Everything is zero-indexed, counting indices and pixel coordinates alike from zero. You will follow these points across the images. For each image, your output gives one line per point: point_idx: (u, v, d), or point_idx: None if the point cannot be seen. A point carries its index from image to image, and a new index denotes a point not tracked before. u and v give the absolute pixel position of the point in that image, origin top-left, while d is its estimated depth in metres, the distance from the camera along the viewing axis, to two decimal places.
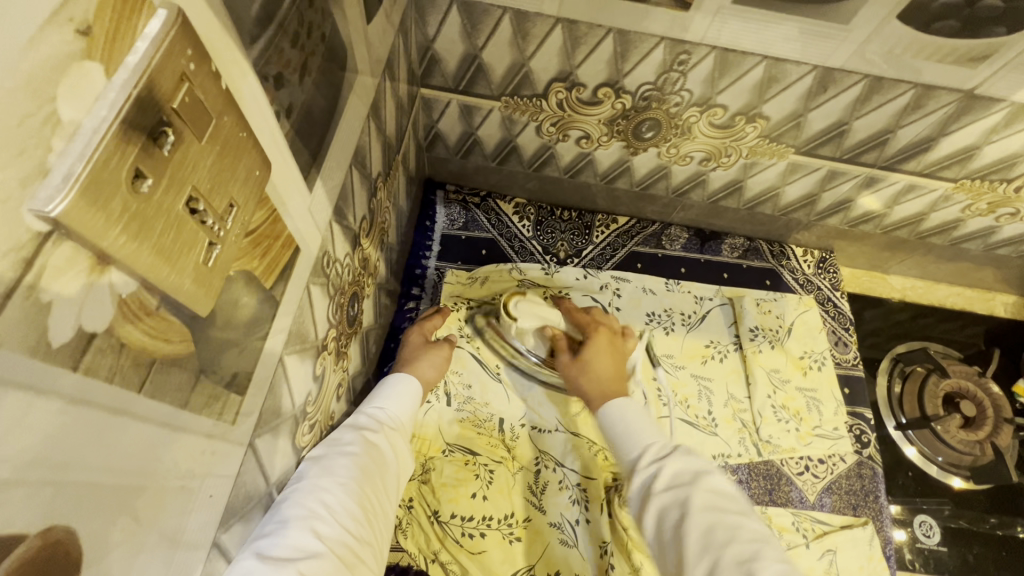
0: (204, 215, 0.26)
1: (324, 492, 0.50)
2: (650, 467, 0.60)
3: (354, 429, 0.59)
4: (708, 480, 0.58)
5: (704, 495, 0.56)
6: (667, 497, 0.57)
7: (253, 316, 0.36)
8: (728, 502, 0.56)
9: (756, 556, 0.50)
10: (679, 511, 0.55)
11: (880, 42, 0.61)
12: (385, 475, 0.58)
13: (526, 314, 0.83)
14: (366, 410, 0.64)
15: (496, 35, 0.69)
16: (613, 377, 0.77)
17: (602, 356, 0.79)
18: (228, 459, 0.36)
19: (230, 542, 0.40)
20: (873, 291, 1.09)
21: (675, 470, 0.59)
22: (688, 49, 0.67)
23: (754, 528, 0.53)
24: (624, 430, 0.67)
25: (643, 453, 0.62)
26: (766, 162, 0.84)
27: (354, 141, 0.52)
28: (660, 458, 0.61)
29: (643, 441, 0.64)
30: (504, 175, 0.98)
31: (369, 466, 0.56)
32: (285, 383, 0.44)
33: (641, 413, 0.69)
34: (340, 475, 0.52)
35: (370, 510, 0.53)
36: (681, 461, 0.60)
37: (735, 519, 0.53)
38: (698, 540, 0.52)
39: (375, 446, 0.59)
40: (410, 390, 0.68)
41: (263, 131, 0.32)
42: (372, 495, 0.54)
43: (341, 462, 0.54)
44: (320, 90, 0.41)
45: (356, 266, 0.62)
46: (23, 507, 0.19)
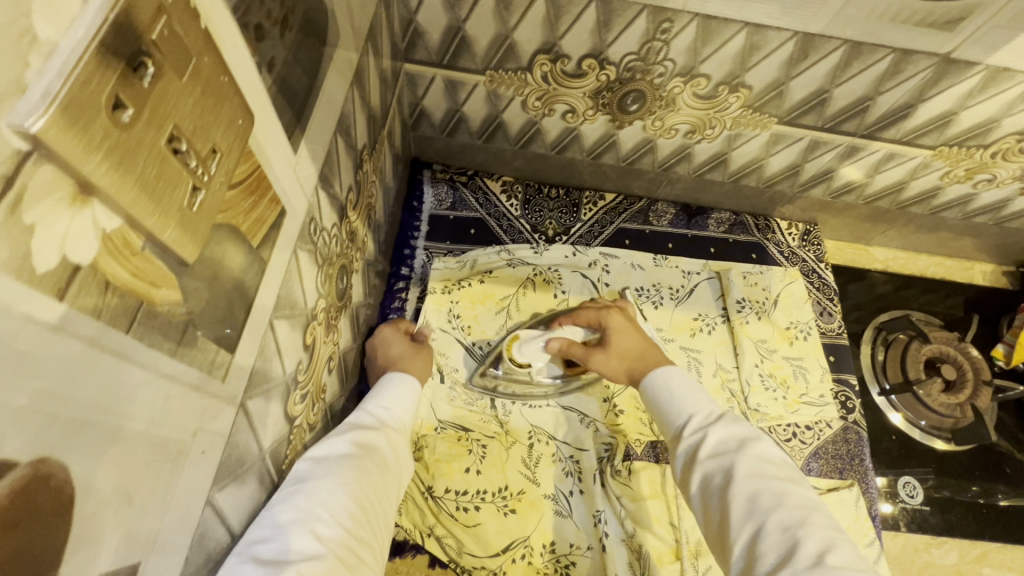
0: (187, 156, 0.26)
1: (324, 494, 0.50)
2: (694, 435, 0.59)
3: (354, 428, 0.59)
4: (754, 446, 0.56)
5: (749, 462, 0.54)
6: (712, 463, 0.56)
7: (240, 273, 0.36)
8: (777, 470, 0.54)
9: (803, 523, 0.48)
10: (724, 478, 0.54)
11: (858, 5, 0.62)
12: (386, 475, 0.58)
13: (533, 354, 0.82)
14: (367, 408, 0.64)
15: (479, 6, 0.68)
16: (645, 349, 0.75)
17: (625, 334, 0.77)
18: (220, 417, 0.36)
19: (226, 503, 0.40)
20: (856, 262, 1.11)
21: (719, 439, 0.57)
22: (670, 17, 0.67)
23: (803, 494, 0.52)
24: (667, 396, 0.65)
25: (688, 420, 0.61)
26: (750, 133, 0.85)
27: (338, 107, 0.52)
28: (705, 426, 0.59)
29: (688, 407, 0.63)
30: (490, 153, 0.98)
31: (369, 466, 0.56)
32: (275, 348, 0.44)
33: (685, 380, 0.66)
34: (340, 476, 0.52)
35: (371, 511, 0.54)
36: (725, 428, 0.58)
37: (782, 487, 0.52)
38: (744, 504, 0.51)
39: (377, 447, 0.59)
40: (409, 386, 0.69)
41: (245, 79, 0.31)
42: (374, 496, 0.55)
43: (340, 462, 0.54)
44: (303, 48, 0.41)
45: (344, 238, 0.61)
46: (13, 434, 0.20)
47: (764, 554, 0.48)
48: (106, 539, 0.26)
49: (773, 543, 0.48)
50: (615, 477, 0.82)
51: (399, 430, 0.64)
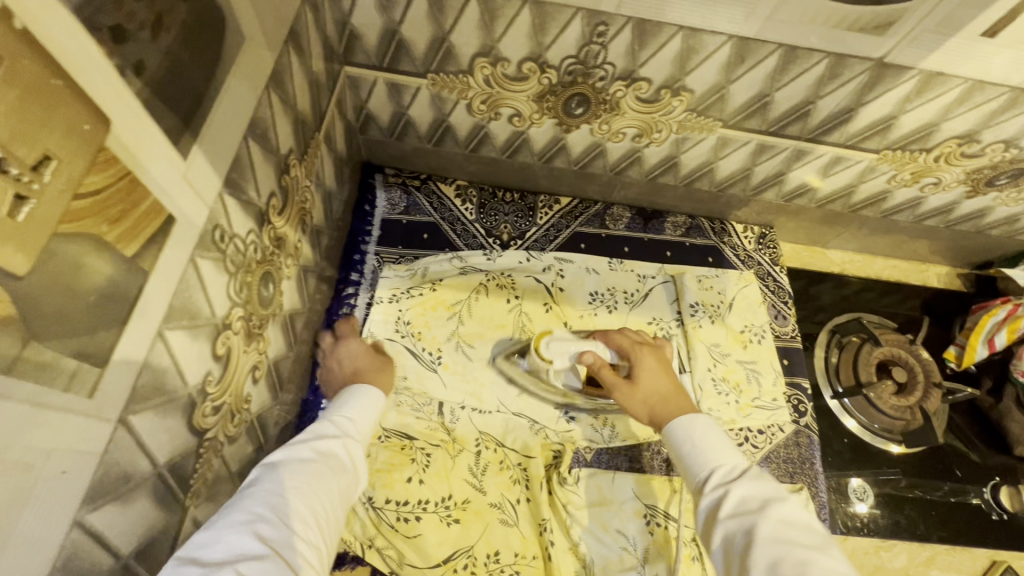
0: (7, 164, 0.25)
1: (273, 501, 0.49)
2: (715, 490, 0.57)
3: (314, 434, 0.59)
4: (778, 508, 0.53)
5: (770, 523, 0.52)
6: (733, 523, 0.54)
7: (109, 284, 0.34)
8: (803, 535, 0.51)
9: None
10: (744, 539, 0.52)
11: (789, 9, 0.62)
12: (345, 481, 0.57)
13: (559, 352, 0.81)
14: (330, 414, 0.64)
15: (412, 8, 0.67)
16: (673, 394, 0.71)
17: (655, 376, 0.74)
18: (88, 435, 0.35)
19: (103, 524, 0.38)
20: (813, 265, 1.12)
21: (740, 497, 0.55)
22: (605, 20, 0.66)
23: (826, 563, 0.48)
24: (688, 448, 0.63)
25: (710, 473, 0.59)
26: (697, 136, 0.85)
27: (249, 111, 0.50)
28: (726, 482, 0.58)
29: (710, 459, 0.61)
30: (442, 156, 0.96)
31: (324, 470, 0.55)
32: (169, 361, 0.43)
33: (710, 430, 0.64)
34: (293, 482, 0.52)
35: (326, 517, 0.53)
36: (750, 486, 0.56)
37: (806, 554, 0.48)
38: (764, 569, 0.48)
39: (333, 452, 0.58)
40: (373, 395, 0.68)
41: (95, 83, 0.30)
42: (331, 503, 0.54)
43: (295, 468, 0.53)
44: (190, 48, 0.39)
45: (267, 245, 0.60)
46: None
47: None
48: None
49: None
50: (561, 485, 0.81)
51: (363, 437, 0.63)
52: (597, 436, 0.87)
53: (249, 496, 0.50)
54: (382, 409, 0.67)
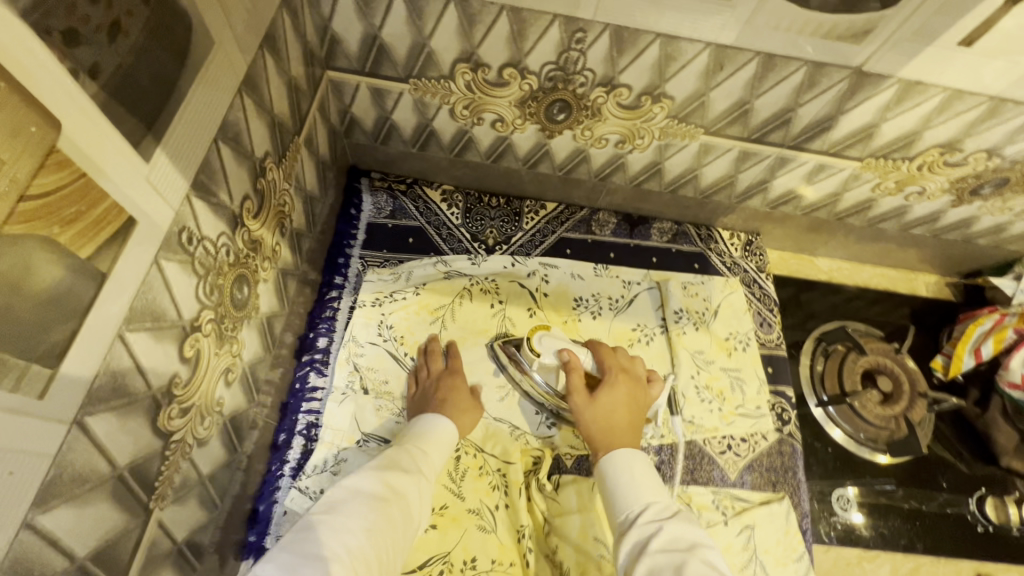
0: None
1: (356, 532, 0.56)
2: (646, 527, 0.61)
3: (388, 472, 0.64)
4: (702, 550, 0.58)
5: (695, 562, 0.56)
6: (661, 557, 0.57)
7: (62, 285, 0.34)
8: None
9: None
10: (669, 572, 0.55)
11: (764, 16, 0.62)
12: (409, 518, 0.63)
13: (550, 348, 0.82)
14: (406, 450, 0.69)
15: (392, 13, 0.68)
16: (622, 430, 0.75)
17: (617, 404, 0.78)
18: (39, 436, 0.35)
19: (57, 525, 0.38)
20: (801, 273, 1.11)
21: (671, 535, 0.59)
22: (582, 27, 0.67)
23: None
24: (622, 482, 0.68)
25: (642, 511, 0.64)
26: (680, 143, 0.85)
27: (220, 114, 0.50)
28: (657, 521, 0.62)
29: (644, 497, 0.65)
30: (427, 161, 0.97)
31: (394, 513, 0.60)
32: (130, 363, 0.43)
33: (645, 470, 0.69)
34: (372, 516, 0.58)
35: (395, 553, 0.59)
36: (678, 527, 0.61)
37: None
38: None
39: (405, 494, 0.63)
40: (444, 432, 0.74)
41: (43, 84, 0.30)
42: (400, 540, 0.60)
43: (368, 507, 0.59)
44: (152, 51, 0.39)
45: (241, 248, 0.60)
46: None
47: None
48: None
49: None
50: (540, 491, 0.82)
51: (433, 473, 0.70)
52: (580, 441, 0.87)
53: (326, 526, 0.56)
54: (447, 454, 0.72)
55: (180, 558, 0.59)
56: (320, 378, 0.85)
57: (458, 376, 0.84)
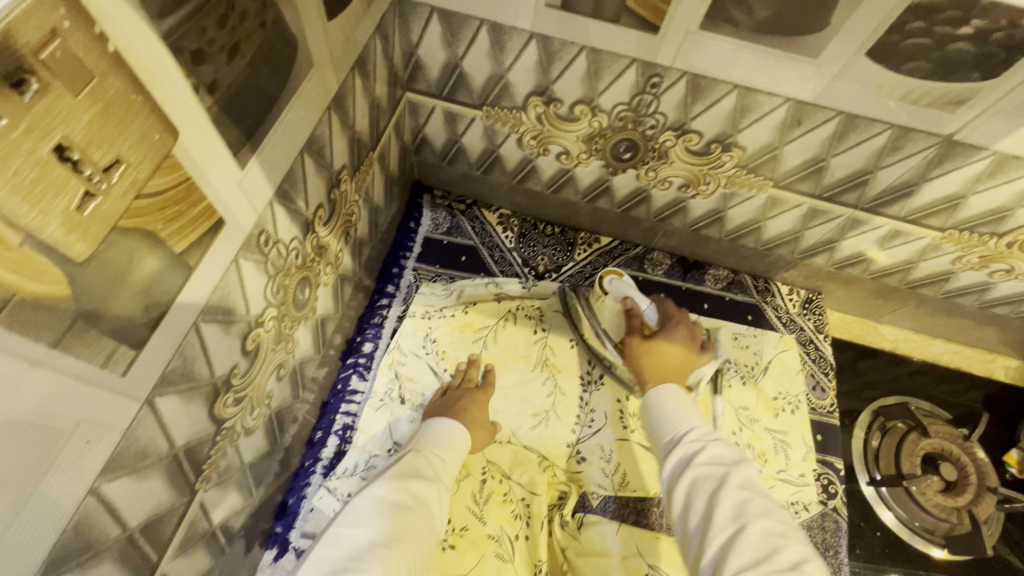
0: (81, 164, 0.28)
1: (379, 546, 0.55)
2: (692, 445, 0.59)
3: (404, 476, 0.64)
4: (746, 466, 0.57)
5: (742, 477, 0.55)
6: (705, 470, 0.56)
7: (154, 275, 0.37)
8: (762, 492, 0.55)
9: (784, 533, 0.50)
10: (715, 485, 0.54)
11: (851, 77, 0.61)
12: (430, 522, 0.63)
13: (619, 290, 0.84)
14: (422, 454, 0.69)
15: (475, 45, 0.71)
16: (669, 369, 0.75)
17: (672, 349, 0.78)
18: (114, 411, 0.38)
19: (117, 495, 0.41)
20: (863, 339, 1.05)
21: (714, 453, 0.58)
22: (660, 73, 0.67)
23: (785, 516, 0.53)
24: (663, 410, 0.65)
25: (686, 432, 0.62)
26: (746, 193, 0.83)
27: (308, 128, 0.54)
28: (702, 440, 0.60)
29: (687, 421, 0.63)
30: (488, 185, 0.99)
31: (417, 519, 0.61)
32: (200, 350, 0.46)
33: (683, 397, 0.66)
34: (390, 527, 0.57)
35: (420, 561, 0.58)
36: (722, 446, 0.59)
37: (769, 505, 0.53)
38: (729, 510, 0.52)
39: (425, 500, 0.63)
40: (459, 435, 0.74)
41: (171, 98, 0.34)
42: (424, 546, 0.60)
43: (390, 512, 0.59)
44: (259, 72, 0.43)
45: (308, 252, 0.63)
46: None
47: (740, 552, 0.49)
48: None
49: (747, 547, 0.49)
50: (562, 526, 0.81)
51: (447, 477, 0.70)
52: (610, 482, 0.85)
53: (352, 540, 0.56)
54: (463, 451, 0.74)
55: (212, 540, 0.61)
56: (360, 381, 0.89)
57: (478, 395, 0.84)
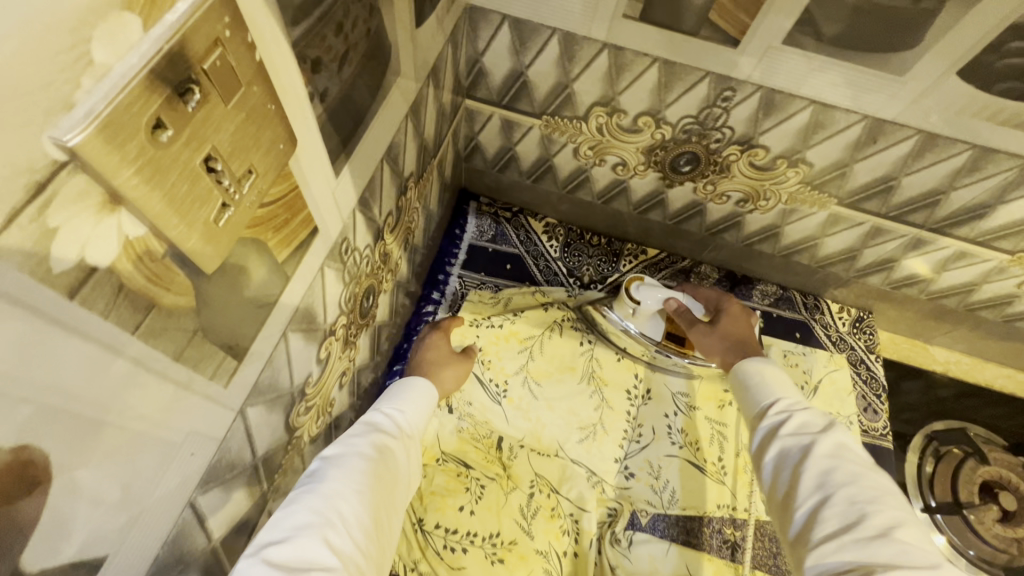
0: (221, 175, 0.28)
1: (343, 497, 0.46)
2: (778, 415, 0.57)
3: (368, 431, 0.56)
4: (839, 433, 0.53)
5: (835, 446, 0.52)
6: (791, 440, 0.54)
7: (260, 285, 0.37)
8: (856, 459, 0.51)
9: (873, 500, 0.47)
10: (801, 455, 0.52)
11: (936, 97, 0.59)
12: (395, 477, 0.54)
13: (649, 297, 0.85)
14: (382, 410, 0.61)
15: (544, 53, 0.70)
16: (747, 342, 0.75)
17: (734, 324, 0.80)
18: (216, 421, 0.37)
19: (207, 506, 0.40)
20: (914, 360, 1.02)
21: (803, 422, 0.55)
22: (733, 86, 0.66)
23: (880, 481, 0.49)
24: (754, 382, 0.62)
25: (775, 401, 0.59)
26: (807, 210, 0.82)
27: (389, 134, 0.53)
28: (790, 410, 0.57)
29: (774, 392, 0.60)
30: (537, 193, 0.98)
31: (385, 473, 0.52)
32: (285, 359, 0.45)
33: (776, 371, 0.63)
34: (359, 479, 0.49)
35: (382, 518, 0.50)
36: (812, 415, 0.56)
37: (860, 472, 0.49)
38: (814, 478, 0.50)
39: (391, 452, 0.55)
40: (429, 396, 0.66)
41: (294, 106, 0.33)
42: (386, 502, 0.51)
43: (354, 463, 0.50)
44: (359, 82, 0.43)
45: (376, 260, 0.62)
46: (22, 421, 0.21)
47: (824, 522, 0.47)
48: (76, 528, 0.27)
49: (836, 514, 0.47)
50: (614, 544, 0.78)
51: (413, 436, 0.61)
52: (658, 499, 0.83)
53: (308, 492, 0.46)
54: (433, 408, 0.66)
55: None
56: None
57: (436, 338, 0.85)
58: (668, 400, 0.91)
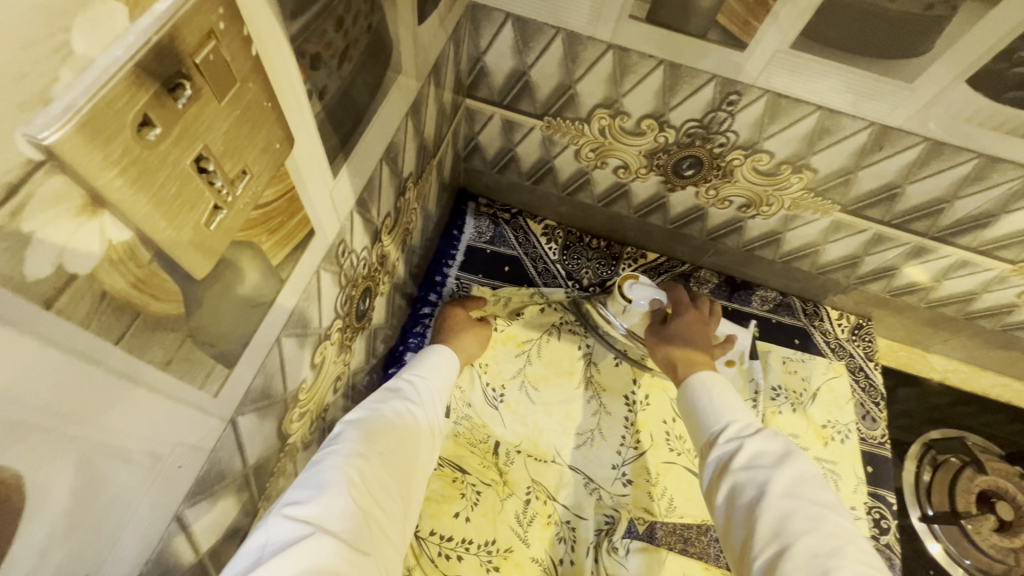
0: (213, 175, 0.26)
1: (369, 458, 0.45)
2: (729, 445, 0.53)
3: (392, 398, 0.55)
4: (794, 466, 0.49)
5: (789, 483, 0.48)
6: (743, 476, 0.50)
7: (254, 290, 0.35)
8: (815, 496, 0.47)
9: (834, 550, 0.43)
10: (756, 496, 0.48)
11: (944, 105, 0.59)
12: (419, 442, 0.54)
13: (641, 295, 0.81)
14: (405, 376, 0.60)
15: (547, 53, 0.69)
16: (698, 356, 0.70)
17: (688, 328, 0.76)
18: (204, 431, 0.35)
19: (195, 519, 0.38)
20: (911, 368, 1.02)
21: (755, 452, 0.51)
22: (739, 90, 0.65)
23: (839, 524, 0.45)
24: (703, 403, 0.59)
25: (723, 427, 0.55)
26: (809, 216, 0.81)
27: (389, 134, 0.52)
28: (740, 438, 0.53)
29: (724, 415, 0.56)
30: (536, 195, 0.97)
31: (407, 438, 0.52)
32: (278, 365, 0.44)
33: (727, 389, 0.60)
34: (384, 442, 0.48)
35: (408, 480, 0.49)
36: (763, 441, 0.52)
37: (818, 514, 0.46)
38: (771, 525, 0.46)
39: (413, 419, 0.54)
40: (450, 362, 0.66)
41: (291, 104, 0.32)
42: (410, 465, 0.51)
43: (379, 426, 0.49)
44: (359, 79, 0.41)
45: (373, 261, 0.61)
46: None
47: None
48: (53, 551, 0.25)
49: (796, 569, 0.43)
50: (610, 553, 0.74)
51: (436, 400, 0.61)
52: (655, 507, 0.82)
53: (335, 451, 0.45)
54: (455, 378, 0.65)
55: None
56: None
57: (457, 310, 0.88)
58: (668, 405, 0.89)
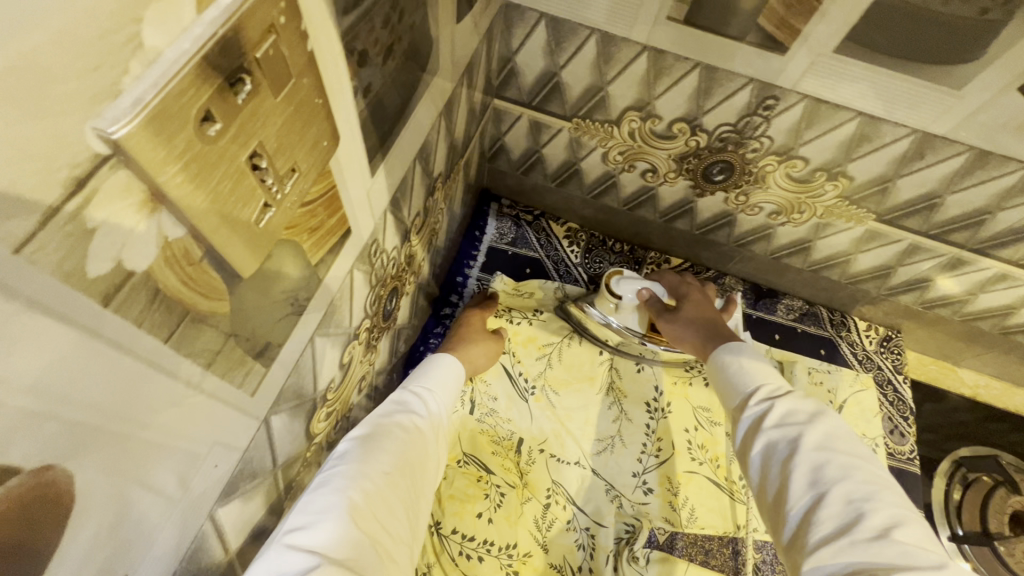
0: (264, 173, 0.26)
1: (374, 480, 0.44)
2: (760, 404, 0.51)
3: (399, 412, 0.54)
4: (827, 421, 0.48)
5: (824, 436, 0.47)
6: (777, 432, 0.48)
7: (293, 289, 0.35)
8: (848, 447, 0.46)
9: (870, 495, 0.43)
10: (790, 450, 0.47)
11: (993, 114, 0.57)
12: (425, 458, 0.53)
13: (628, 289, 0.82)
14: (412, 389, 0.59)
15: (580, 54, 0.68)
16: (717, 326, 0.70)
17: (698, 306, 0.77)
18: (240, 431, 0.35)
19: (226, 519, 0.38)
20: (941, 383, 0.99)
21: (788, 409, 0.49)
22: (777, 95, 0.64)
23: (874, 471, 0.45)
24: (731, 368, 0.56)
25: (755, 386, 0.53)
26: (842, 225, 0.79)
27: (423, 134, 0.51)
28: (771, 397, 0.51)
29: (754, 375, 0.54)
30: (560, 197, 0.96)
31: (414, 456, 0.51)
32: (310, 365, 0.43)
33: (756, 352, 0.57)
34: (389, 461, 0.47)
35: (412, 500, 0.49)
36: (795, 398, 0.50)
37: (853, 463, 0.45)
38: (806, 477, 0.45)
39: (421, 433, 0.53)
40: (458, 375, 0.65)
41: (339, 102, 0.31)
42: (416, 483, 0.50)
43: (385, 445, 0.48)
44: (400, 77, 0.41)
45: (401, 261, 0.60)
46: (47, 440, 0.19)
47: (821, 523, 0.42)
48: (98, 550, 0.24)
49: (833, 514, 0.42)
50: (631, 563, 0.73)
51: (442, 418, 0.59)
52: (676, 517, 0.80)
53: (338, 473, 0.44)
54: (461, 387, 0.64)
55: None
56: None
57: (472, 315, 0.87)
58: (691, 414, 0.88)
